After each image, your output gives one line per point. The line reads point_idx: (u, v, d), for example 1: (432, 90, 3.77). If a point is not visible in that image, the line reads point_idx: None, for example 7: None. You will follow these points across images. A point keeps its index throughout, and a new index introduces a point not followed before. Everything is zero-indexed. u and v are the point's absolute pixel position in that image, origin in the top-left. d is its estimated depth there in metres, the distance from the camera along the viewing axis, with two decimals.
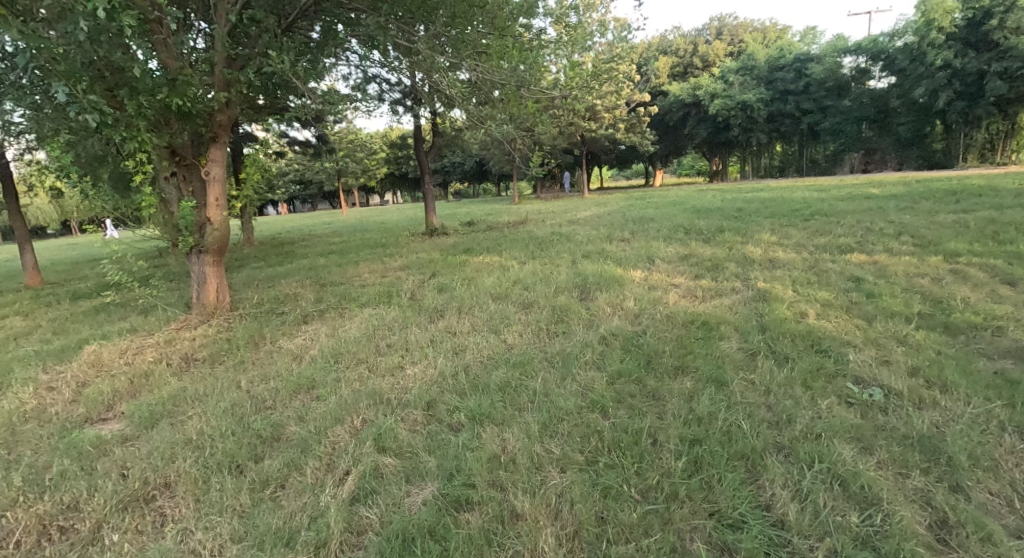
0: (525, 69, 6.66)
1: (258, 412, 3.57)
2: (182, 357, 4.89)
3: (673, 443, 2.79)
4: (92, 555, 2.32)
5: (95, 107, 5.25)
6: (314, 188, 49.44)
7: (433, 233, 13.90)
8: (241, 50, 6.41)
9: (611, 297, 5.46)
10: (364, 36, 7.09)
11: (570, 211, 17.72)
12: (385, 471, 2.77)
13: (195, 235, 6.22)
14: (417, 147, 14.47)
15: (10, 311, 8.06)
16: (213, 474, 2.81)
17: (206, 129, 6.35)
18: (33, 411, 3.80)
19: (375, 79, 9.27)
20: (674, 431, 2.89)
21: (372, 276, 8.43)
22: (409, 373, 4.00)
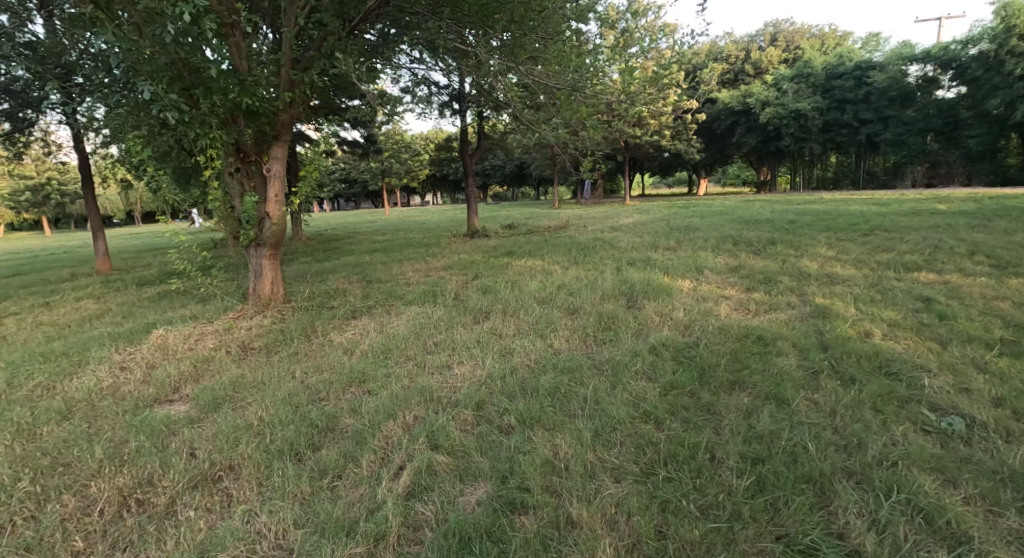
0: (578, 75, 6.57)
1: (313, 402, 3.68)
2: (240, 346, 5.09)
3: (733, 460, 2.71)
4: (168, 528, 2.44)
5: (174, 106, 5.55)
6: (358, 187, 50.78)
7: (475, 235, 14.03)
8: (305, 53, 6.65)
9: (660, 307, 5.35)
10: (423, 40, 7.21)
11: (612, 217, 17.54)
12: (439, 468, 2.80)
13: (255, 229, 6.49)
14: (464, 149, 14.62)
15: (85, 294, 8.62)
16: (276, 460, 2.91)
17: (270, 128, 6.61)
18: (109, 389, 4.05)
19: (426, 82, 9.45)
20: (733, 447, 2.80)
21: (418, 274, 8.58)
22: (457, 372, 4.03)
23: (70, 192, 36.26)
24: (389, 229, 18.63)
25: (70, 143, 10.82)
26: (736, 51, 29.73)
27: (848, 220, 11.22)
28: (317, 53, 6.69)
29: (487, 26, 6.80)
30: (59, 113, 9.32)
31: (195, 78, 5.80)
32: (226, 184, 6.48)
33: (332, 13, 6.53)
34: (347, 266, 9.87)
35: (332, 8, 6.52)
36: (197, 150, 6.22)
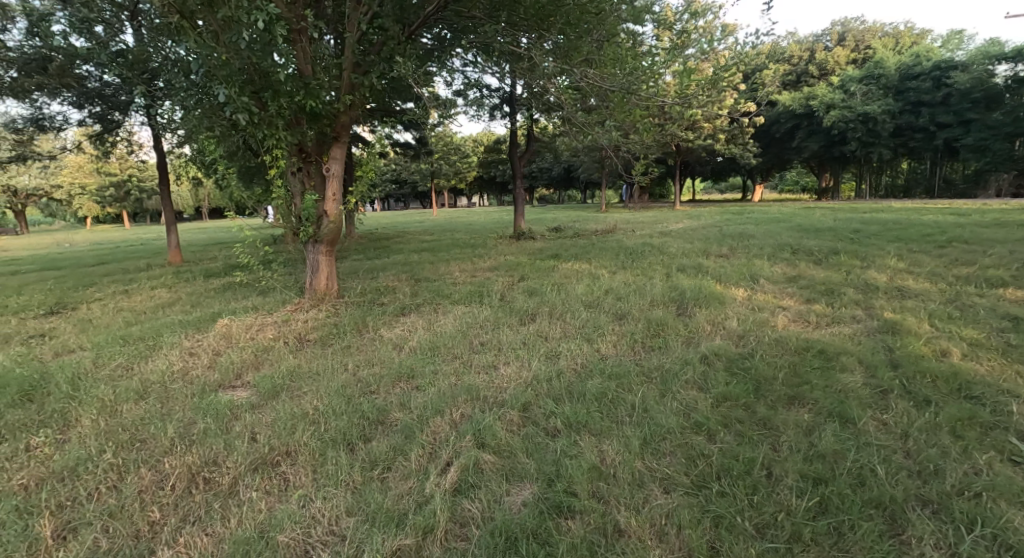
0: (632, 75, 6.45)
1: (364, 394, 3.80)
2: (296, 337, 5.31)
3: (792, 479, 2.60)
4: (232, 506, 2.58)
5: (245, 108, 5.86)
6: (408, 188, 51.93)
7: (521, 236, 14.08)
8: (366, 57, 6.86)
9: (712, 315, 5.19)
10: (478, 43, 7.30)
11: (662, 222, 17.14)
12: (485, 467, 2.83)
13: (314, 226, 6.76)
14: (513, 151, 14.68)
15: (159, 284, 9.24)
16: (329, 448, 3.02)
17: (330, 129, 6.87)
18: (179, 372, 4.32)
19: (479, 85, 9.55)
20: (792, 465, 2.69)
21: (464, 274, 8.69)
22: (503, 372, 4.07)
23: (147, 187, 38.92)
24: (439, 229, 18.97)
25: (150, 143, 11.61)
26: (800, 51, 28.52)
27: (923, 231, 10.53)
28: (377, 58, 6.90)
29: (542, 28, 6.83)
30: (143, 116, 10.01)
31: (264, 82, 6.10)
32: (288, 182, 6.77)
33: (393, 19, 6.72)
34: (396, 264, 10.11)
35: (392, 14, 6.72)
36: (263, 150, 6.54)
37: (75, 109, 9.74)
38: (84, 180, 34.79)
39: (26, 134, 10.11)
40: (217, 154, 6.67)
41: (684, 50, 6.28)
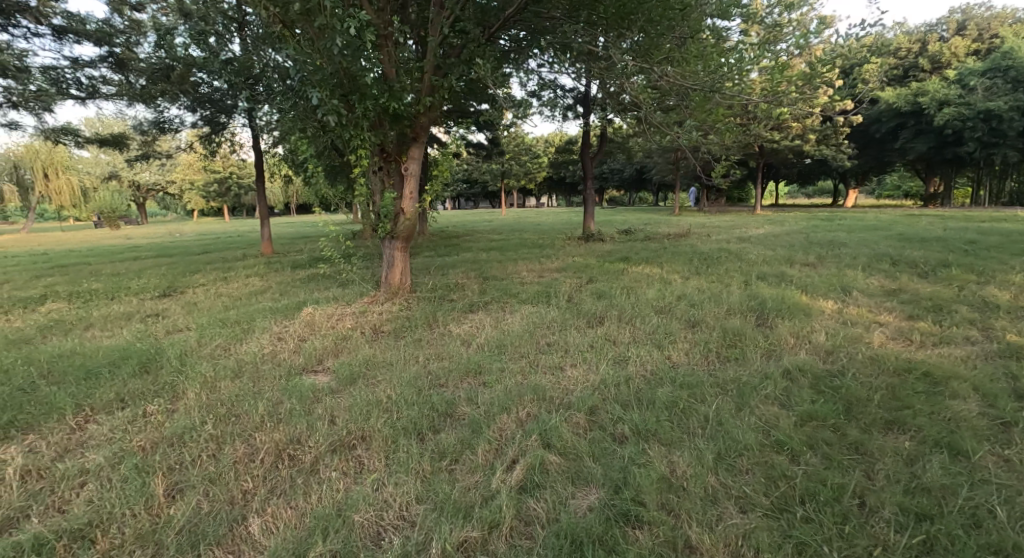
0: (720, 74, 6.17)
1: (433, 386, 3.92)
2: (372, 328, 5.57)
3: (889, 511, 2.41)
4: (314, 482, 2.75)
5: (334, 111, 6.20)
6: (480, 188, 52.83)
7: (591, 238, 13.94)
8: (447, 60, 7.04)
9: (796, 327, 4.90)
10: (557, 44, 7.27)
11: (741, 227, 16.33)
12: (551, 468, 2.83)
13: (391, 223, 7.03)
14: (586, 151, 14.53)
15: (252, 272, 10.00)
16: (401, 436, 3.15)
17: (410, 130, 7.12)
18: (269, 355, 4.66)
19: (553, 85, 9.52)
20: (889, 496, 2.49)
21: (531, 274, 8.74)
22: (570, 374, 4.05)
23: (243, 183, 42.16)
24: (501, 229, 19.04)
25: (250, 144, 12.56)
26: (908, 43, 26.13)
27: None
28: (457, 60, 7.05)
29: (621, 27, 6.64)
30: (245, 118, 10.87)
31: (352, 85, 6.41)
32: (370, 181, 7.10)
33: (474, 21, 6.85)
34: (466, 262, 10.33)
35: (474, 17, 6.84)
36: (349, 149, 6.89)
37: (190, 113, 10.74)
38: (192, 177, 38.23)
39: (149, 135, 11.27)
40: (308, 153, 7.12)
41: (774, 44, 5.85)
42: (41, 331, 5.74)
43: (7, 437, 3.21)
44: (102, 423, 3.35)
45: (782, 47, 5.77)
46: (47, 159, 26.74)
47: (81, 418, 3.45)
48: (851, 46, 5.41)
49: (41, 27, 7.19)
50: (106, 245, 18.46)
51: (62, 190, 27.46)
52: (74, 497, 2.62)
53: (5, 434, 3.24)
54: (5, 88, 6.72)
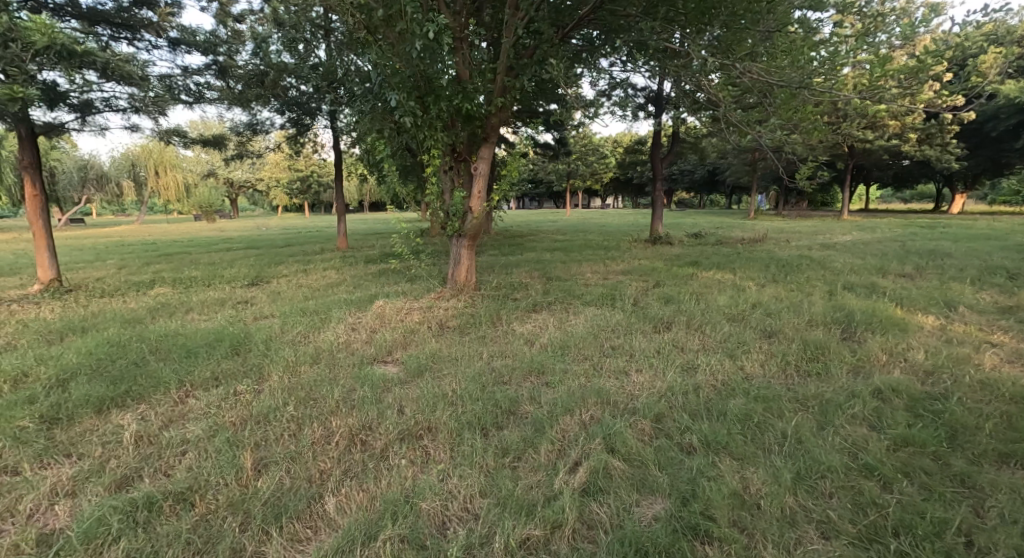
0: (816, 63, 5.77)
1: (497, 383, 3.97)
2: (438, 323, 5.72)
3: (1002, 554, 2.18)
4: (384, 468, 2.86)
5: (410, 112, 6.38)
6: (546, 188, 52.86)
7: (658, 241, 13.59)
8: (520, 61, 7.09)
9: (889, 344, 4.52)
10: (632, 42, 7.14)
11: (825, 233, 15.28)
12: (615, 473, 2.79)
13: (460, 221, 7.15)
14: (656, 152, 14.16)
15: (329, 265, 10.54)
16: (466, 430, 3.21)
17: (481, 130, 7.23)
18: (343, 344, 4.90)
19: (625, 84, 9.35)
20: (1001, 537, 2.25)
21: (596, 276, 8.64)
22: (636, 379, 3.96)
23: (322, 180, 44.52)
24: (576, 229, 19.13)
25: (331, 144, 13.25)
26: None
27: None
28: (529, 61, 7.09)
29: (702, 24, 6.49)
30: (328, 120, 11.50)
31: (428, 87, 6.58)
32: (441, 180, 7.29)
33: (548, 22, 6.84)
34: (531, 261, 10.37)
35: (548, 17, 6.82)
36: (423, 149, 7.10)
37: (279, 115, 11.49)
38: (278, 175, 40.81)
39: (244, 136, 12.14)
40: (384, 153, 7.39)
41: (872, 36, 5.32)
42: (149, 312, 6.35)
43: (123, 404, 3.58)
44: (199, 398, 3.65)
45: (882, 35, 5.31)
46: (160, 158, 29.49)
47: (182, 392, 3.78)
48: (966, 34, 4.88)
49: (160, 39, 7.90)
50: (204, 237, 20.11)
51: (170, 187, 30.05)
52: (177, 463, 2.87)
53: (121, 402, 3.60)
54: (130, 95, 7.42)
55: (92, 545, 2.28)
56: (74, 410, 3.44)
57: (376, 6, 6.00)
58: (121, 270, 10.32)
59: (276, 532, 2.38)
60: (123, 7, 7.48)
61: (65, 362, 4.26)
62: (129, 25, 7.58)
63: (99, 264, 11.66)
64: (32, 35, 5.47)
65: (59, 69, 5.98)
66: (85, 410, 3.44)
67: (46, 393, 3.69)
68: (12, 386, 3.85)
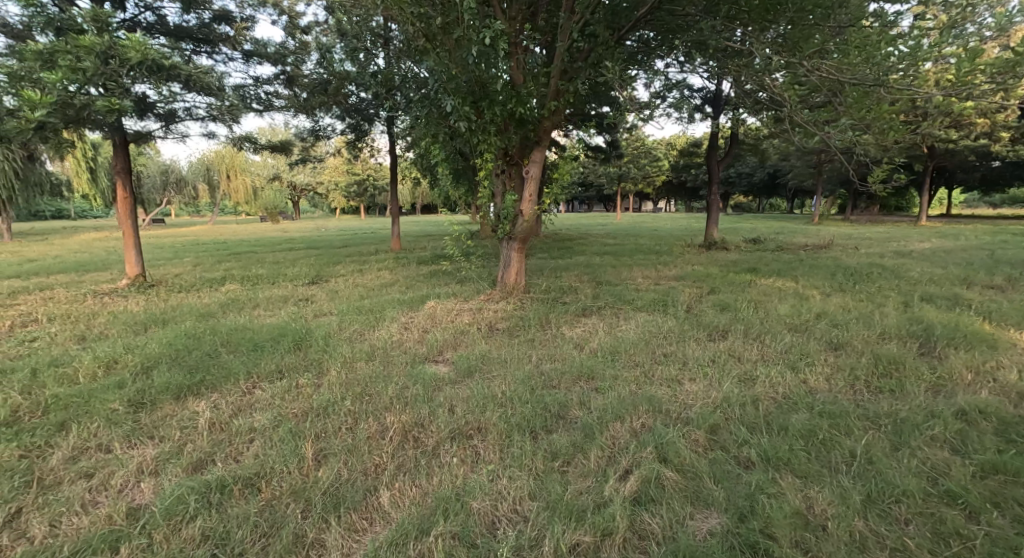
0: (895, 56, 5.41)
1: (546, 386, 3.96)
2: (488, 324, 5.78)
3: None
4: (436, 466, 2.91)
5: (465, 117, 6.50)
6: (597, 191, 52.38)
7: (712, 246, 13.19)
8: (575, 64, 7.06)
9: (974, 361, 4.18)
10: (691, 42, 6.97)
11: (899, 240, 14.34)
12: (668, 483, 2.72)
13: (511, 224, 7.23)
14: (712, 153, 13.74)
15: (384, 266, 10.87)
16: (515, 432, 3.23)
17: (533, 134, 7.24)
18: (396, 342, 5.04)
19: (681, 85, 9.12)
20: None
21: (647, 281, 8.48)
22: (689, 388, 3.85)
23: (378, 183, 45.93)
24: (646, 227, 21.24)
25: (387, 149, 13.64)
26: None
27: None
28: (584, 64, 7.05)
29: (766, 22, 6.27)
30: (385, 125, 11.84)
31: (483, 92, 6.67)
32: (493, 183, 7.37)
33: (604, 24, 6.78)
34: (581, 265, 10.29)
35: (604, 19, 6.76)
36: (476, 152, 7.20)
37: (340, 121, 11.95)
38: (337, 178, 42.45)
39: (307, 141, 12.71)
40: (439, 157, 7.55)
41: (960, 28, 4.95)
42: (221, 307, 6.76)
43: (198, 392, 3.83)
44: (265, 389, 3.85)
45: (972, 27, 4.95)
46: (230, 162, 31.34)
47: (250, 383, 4.00)
48: None
49: (235, 52, 8.41)
50: (270, 237, 21.28)
51: (239, 189, 31.93)
52: (246, 450, 3.03)
53: (197, 390, 3.85)
54: (208, 105, 7.92)
55: (173, 521, 2.44)
56: (156, 395, 3.70)
57: (435, 14, 6.15)
58: (197, 267, 11.03)
59: (335, 521, 2.47)
60: (204, 23, 8.02)
61: (149, 350, 4.61)
62: (209, 40, 8.12)
63: (177, 261, 12.51)
64: (128, 51, 5.97)
65: (149, 82, 6.47)
66: (165, 396, 3.70)
67: (133, 379, 4.00)
68: (105, 370, 4.20)
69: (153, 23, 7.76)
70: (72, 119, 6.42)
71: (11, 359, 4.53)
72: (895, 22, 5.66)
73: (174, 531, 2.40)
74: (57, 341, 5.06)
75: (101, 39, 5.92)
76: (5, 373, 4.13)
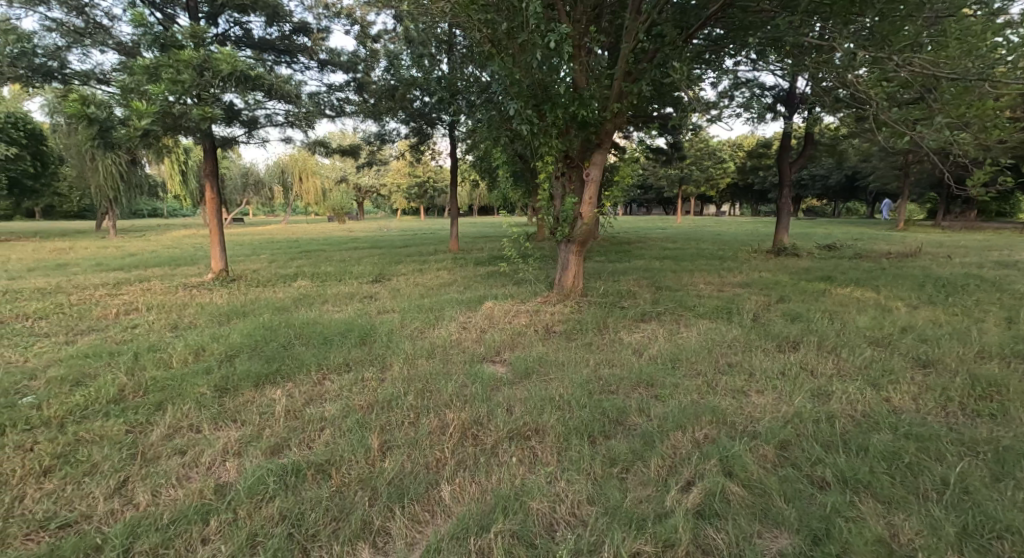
0: (1003, 48, 4.93)
1: (604, 391, 3.92)
2: (545, 327, 5.79)
3: None
4: (495, 464, 2.95)
5: (528, 120, 6.55)
6: (657, 194, 51.12)
7: (781, 252, 12.60)
8: (640, 65, 6.93)
9: None
10: (767, 39, 6.66)
11: (1001, 249, 13.06)
12: (733, 498, 2.63)
13: (569, 226, 7.19)
14: (783, 155, 13.09)
15: (444, 266, 11.10)
16: (573, 436, 3.22)
17: (595, 136, 7.16)
18: (455, 341, 5.15)
19: (752, 83, 8.74)
20: None
21: (710, 287, 8.20)
22: (757, 401, 3.70)
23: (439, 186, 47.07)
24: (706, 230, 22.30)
25: (447, 151, 13.96)
26: None
27: None
28: (649, 65, 6.91)
29: (850, 15, 5.91)
30: (448, 129, 12.13)
31: (545, 95, 6.68)
32: (552, 186, 7.37)
33: (672, 24, 6.62)
34: (640, 269, 10.11)
35: (672, 18, 6.62)
36: (537, 155, 7.22)
37: (404, 125, 12.35)
38: (400, 181, 43.88)
39: (373, 145, 13.23)
40: (500, 160, 7.65)
41: None
42: (294, 302, 7.16)
43: (274, 381, 4.07)
44: (334, 381, 4.05)
45: None
46: (304, 166, 32.98)
47: (321, 374, 4.22)
48: None
49: (312, 61, 8.88)
50: (337, 236, 22.28)
51: (311, 192, 33.80)
52: (318, 437, 3.20)
53: (274, 378, 4.10)
54: (286, 111, 8.40)
55: (254, 499, 2.62)
56: (239, 382, 3.98)
57: (501, 19, 6.24)
58: (273, 264, 11.74)
59: (399, 511, 2.56)
60: (285, 35, 8.51)
61: (231, 340, 4.95)
62: (289, 50, 8.62)
63: (254, 258, 13.32)
64: (219, 64, 6.45)
65: (237, 91, 6.98)
66: (246, 383, 3.96)
67: (218, 366, 4.32)
68: (194, 357, 4.55)
69: (240, 37, 8.32)
70: (171, 127, 6.99)
71: (115, 343, 5.00)
72: (1005, 9, 5.14)
73: (256, 508, 2.56)
74: (154, 328, 5.54)
75: (198, 53, 6.46)
76: (111, 356, 4.56)
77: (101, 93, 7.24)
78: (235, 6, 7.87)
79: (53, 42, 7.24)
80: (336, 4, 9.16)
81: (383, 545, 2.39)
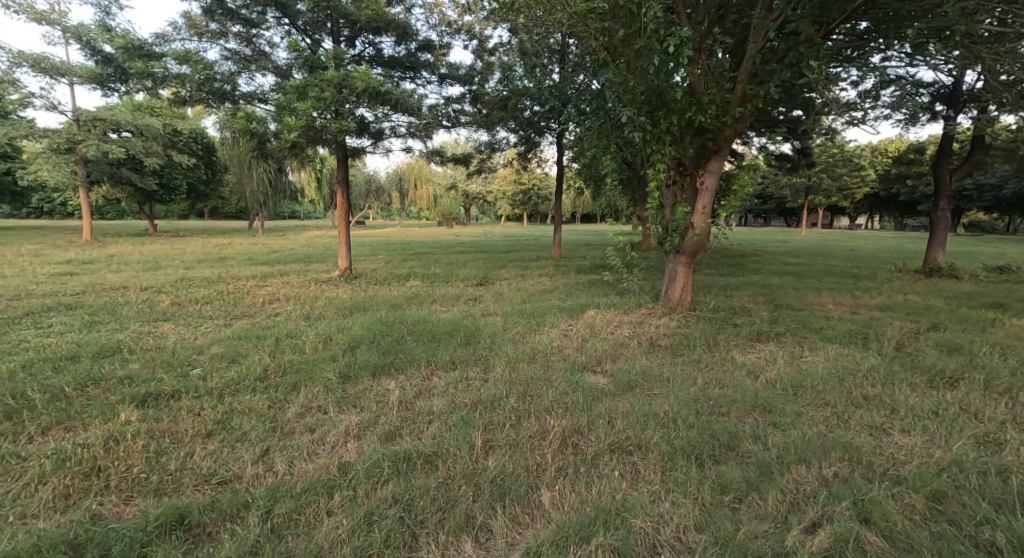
0: None
1: (713, 413, 3.69)
2: (649, 340, 5.59)
3: None
4: (597, 475, 2.90)
5: (641, 127, 6.41)
6: (778, 205, 47.43)
7: (933, 273, 11.04)
8: (768, 66, 6.47)
9: None
10: (927, 30, 5.90)
11: None
12: (870, 548, 2.34)
13: (679, 236, 6.88)
14: (940, 162, 11.46)
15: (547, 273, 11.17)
16: (680, 456, 3.07)
17: (712, 142, 6.79)
18: (558, 348, 5.14)
19: (903, 80, 7.78)
20: None
21: (841, 308, 7.41)
22: (899, 441, 3.26)
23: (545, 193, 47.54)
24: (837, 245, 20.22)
25: (554, 158, 14.06)
26: None
27: None
28: (779, 65, 6.43)
29: None
30: (556, 136, 12.22)
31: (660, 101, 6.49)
32: (663, 194, 7.11)
33: (809, 21, 6.11)
34: (758, 285, 9.40)
35: (809, 14, 6.11)
36: (649, 162, 7.03)
37: (514, 134, 12.65)
38: (507, 188, 45.08)
39: (483, 154, 13.72)
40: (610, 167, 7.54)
41: None
42: (406, 300, 7.61)
43: (388, 373, 4.35)
44: (441, 378, 4.23)
45: None
46: (417, 172, 35.78)
47: (429, 370, 4.43)
48: None
49: (433, 76, 9.39)
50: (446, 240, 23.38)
51: (424, 198, 35.88)
52: (427, 429, 3.36)
53: (388, 370, 4.39)
54: (409, 123, 8.96)
55: (371, 480, 2.81)
56: (358, 371, 4.30)
57: (618, 26, 6.18)
58: (390, 264, 12.58)
59: (501, 510, 2.61)
60: (411, 52, 9.09)
61: (352, 332, 5.38)
62: (413, 66, 9.19)
63: (372, 258, 14.37)
64: (355, 81, 7.10)
65: (368, 105, 7.58)
66: (365, 372, 4.28)
67: (341, 355, 4.70)
68: (322, 345, 5.00)
69: (372, 56, 9.06)
70: (313, 139, 7.76)
71: (260, 328, 5.65)
72: None
73: (372, 490, 2.74)
74: (291, 317, 6.18)
75: (338, 72, 7.13)
76: (257, 339, 5.17)
77: (261, 111, 8.26)
78: (370, 28, 8.58)
79: (229, 68, 8.37)
80: (457, 21, 9.64)
81: (485, 541, 2.46)
